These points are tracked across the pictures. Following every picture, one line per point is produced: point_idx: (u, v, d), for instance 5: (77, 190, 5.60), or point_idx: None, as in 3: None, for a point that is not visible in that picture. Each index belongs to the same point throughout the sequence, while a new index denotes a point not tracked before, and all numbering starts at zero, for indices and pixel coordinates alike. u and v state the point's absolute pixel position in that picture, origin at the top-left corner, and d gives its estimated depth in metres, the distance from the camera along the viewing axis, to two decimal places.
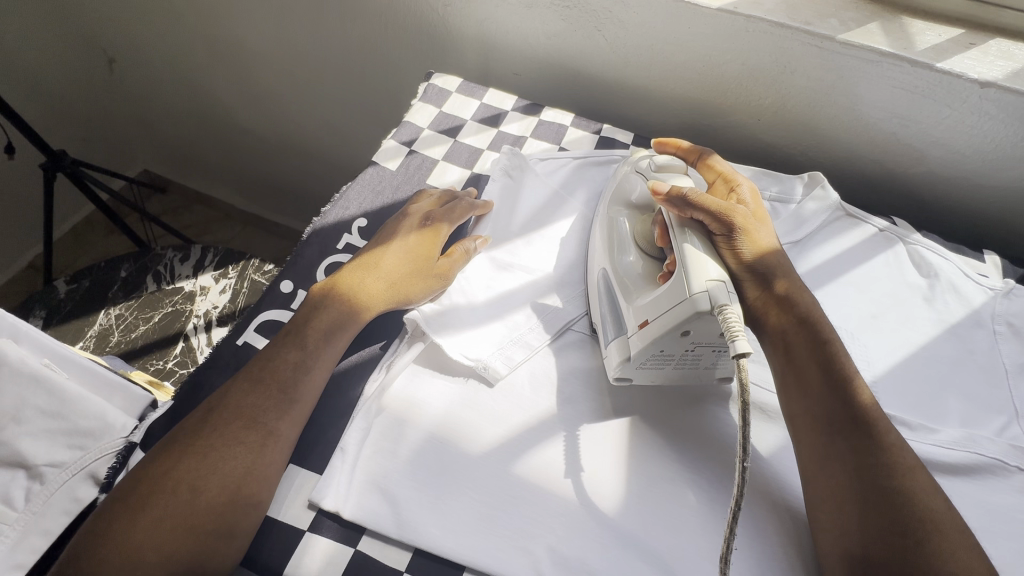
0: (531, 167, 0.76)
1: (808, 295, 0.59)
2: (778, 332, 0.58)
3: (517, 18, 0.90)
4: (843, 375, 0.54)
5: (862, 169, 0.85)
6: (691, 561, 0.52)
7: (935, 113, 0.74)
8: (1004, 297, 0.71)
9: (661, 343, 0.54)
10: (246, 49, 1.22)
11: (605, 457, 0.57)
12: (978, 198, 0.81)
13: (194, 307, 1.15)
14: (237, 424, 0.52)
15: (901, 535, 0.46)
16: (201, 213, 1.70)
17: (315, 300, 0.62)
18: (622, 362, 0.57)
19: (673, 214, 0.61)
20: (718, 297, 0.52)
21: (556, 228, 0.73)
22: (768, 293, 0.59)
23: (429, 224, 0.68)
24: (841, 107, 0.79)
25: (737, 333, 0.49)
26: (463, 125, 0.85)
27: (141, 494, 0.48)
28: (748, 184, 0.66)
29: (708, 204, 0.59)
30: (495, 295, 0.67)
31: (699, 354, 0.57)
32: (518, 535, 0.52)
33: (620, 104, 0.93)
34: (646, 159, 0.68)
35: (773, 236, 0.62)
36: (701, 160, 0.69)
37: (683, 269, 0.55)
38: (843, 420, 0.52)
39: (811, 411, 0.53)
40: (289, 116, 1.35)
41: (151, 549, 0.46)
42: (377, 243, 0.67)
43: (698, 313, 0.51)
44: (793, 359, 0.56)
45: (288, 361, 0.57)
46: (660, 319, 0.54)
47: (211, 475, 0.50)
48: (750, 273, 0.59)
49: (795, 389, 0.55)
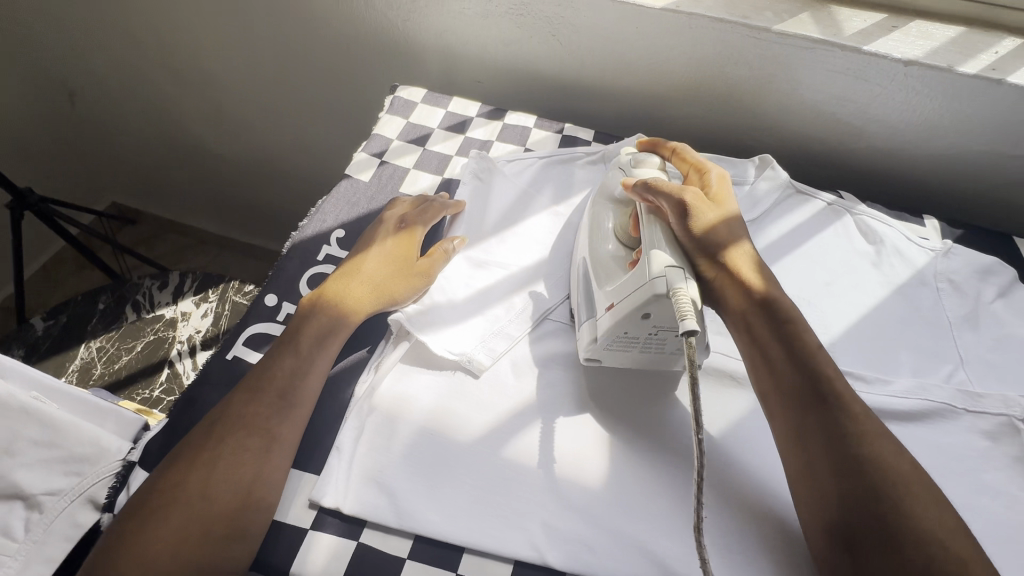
0: (499, 168, 0.80)
1: (769, 277, 0.63)
2: (744, 308, 0.61)
3: (475, 27, 0.93)
4: (806, 350, 0.57)
5: (809, 149, 0.91)
6: (672, 522, 0.56)
7: (867, 92, 0.80)
8: (943, 257, 0.77)
9: (626, 324, 0.58)
10: (212, 76, 1.24)
11: (588, 434, 0.60)
12: (915, 168, 0.87)
13: (177, 333, 1.16)
14: (242, 432, 0.54)
15: (874, 500, 0.48)
16: (175, 241, 1.69)
17: (303, 310, 0.65)
18: (591, 342, 0.61)
19: (641, 203, 0.66)
20: (674, 281, 0.55)
21: (527, 224, 0.77)
22: (728, 274, 0.62)
23: (411, 224, 0.71)
24: (784, 92, 0.84)
25: (686, 313, 0.52)
26: (430, 133, 0.88)
27: (153, 508, 0.50)
28: (717, 169, 0.70)
29: (667, 190, 0.64)
30: (474, 292, 0.70)
31: (663, 336, 0.59)
32: (512, 515, 0.55)
33: (580, 103, 0.98)
34: (626, 155, 0.72)
35: (736, 220, 0.66)
36: (675, 153, 0.73)
37: (646, 256, 0.58)
38: (808, 394, 0.55)
39: (783, 389, 0.56)
40: (258, 137, 1.36)
41: (167, 559, 0.47)
42: (358, 251, 0.70)
43: (655, 296, 0.55)
44: (757, 337, 0.60)
45: (284, 369, 0.59)
46: (624, 301, 0.58)
47: (222, 483, 0.51)
48: (706, 255, 0.63)
49: (764, 367, 0.58)
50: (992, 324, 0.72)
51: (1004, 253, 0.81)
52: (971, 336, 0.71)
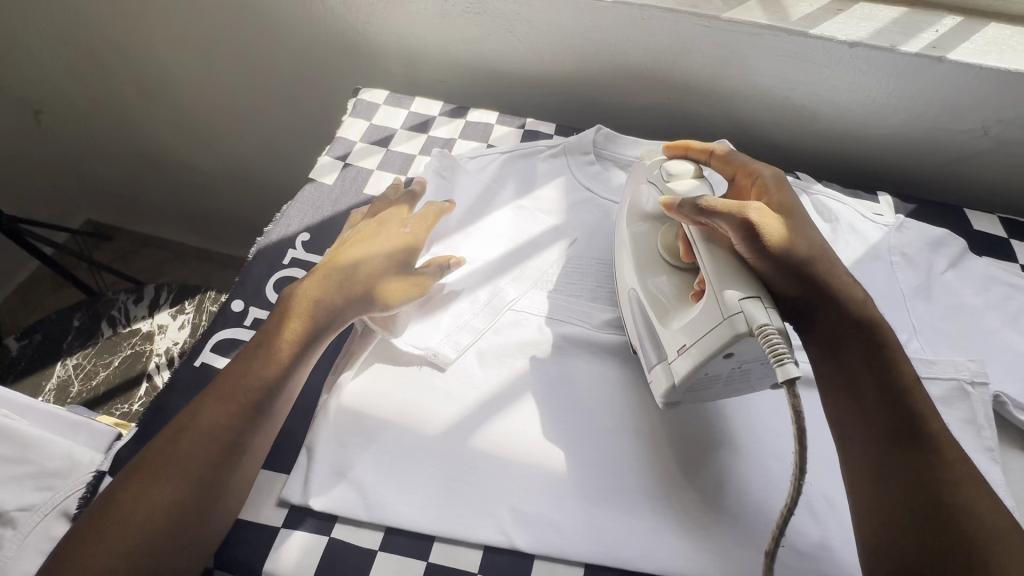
0: (462, 166, 0.81)
1: (854, 290, 0.57)
2: (822, 324, 0.57)
3: (434, 27, 0.94)
4: (897, 380, 0.53)
5: (765, 133, 0.93)
6: (639, 501, 0.57)
7: (817, 74, 0.82)
8: (897, 231, 0.79)
9: (706, 367, 0.52)
10: (177, 87, 1.24)
11: (555, 421, 0.62)
12: (868, 147, 0.90)
13: (155, 346, 1.16)
14: (216, 446, 0.54)
15: (956, 551, 0.45)
16: (153, 255, 1.69)
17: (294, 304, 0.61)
18: (669, 389, 0.56)
19: (691, 225, 0.59)
20: (755, 318, 0.50)
21: (491, 219, 0.78)
22: (811, 294, 0.57)
23: (408, 231, 0.68)
24: (737, 78, 0.86)
25: (784, 356, 0.47)
26: (393, 134, 0.89)
27: (117, 514, 0.50)
28: (771, 171, 0.65)
29: (723, 208, 0.56)
30: (440, 287, 0.70)
31: (746, 368, 0.55)
32: (481, 503, 0.56)
33: (543, 98, 0.99)
34: (657, 167, 0.68)
35: (806, 226, 0.60)
36: (717, 157, 0.69)
37: (716, 288, 0.54)
38: (900, 433, 0.51)
39: (873, 426, 0.52)
40: (229, 147, 1.36)
41: (127, 564, 0.48)
42: (363, 267, 0.64)
43: (737, 336, 0.50)
44: (845, 364, 0.56)
45: (262, 382, 0.57)
46: (700, 343, 0.52)
47: (189, 491, 0.52)
48: (784, 275, 0.57)
49: (851, 399, 0.54)
50: (943, 293, 0.74)
51: (955, 224, 0.84)
52: (925, 306, 0.73)
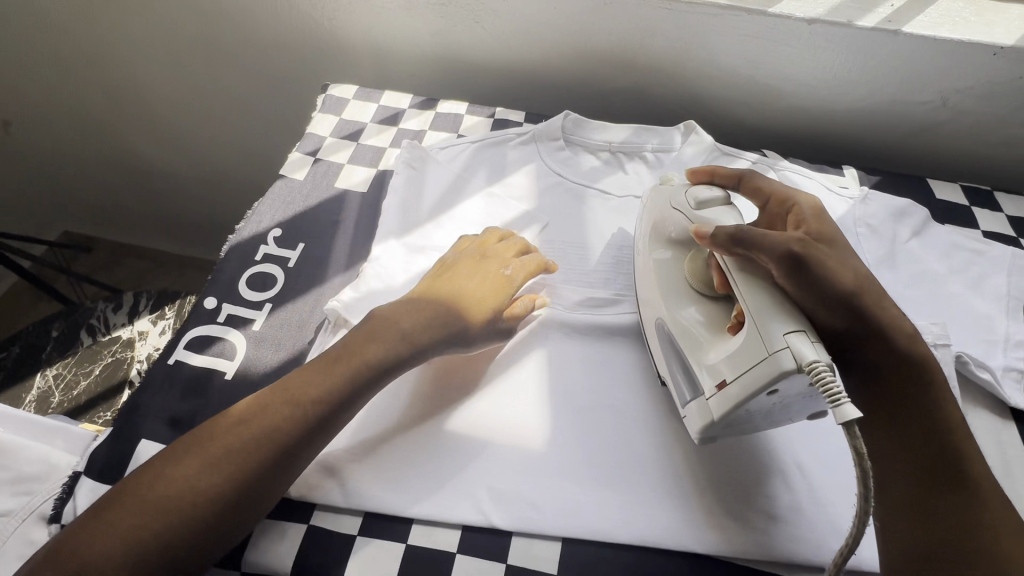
0: (432, 157, 0.81)
1: (907, 327, 0.55)
2: (868, 359, 0.55)
3: (400, 20, 0.94)
4: (943, 422, 0.52)
5: (732, 113, 0.94)
6: (615, 474, 0.58)
7: (779, 52, 0.83)
8: (862, 203, 0.80)
9: (748, 404, 0.50)
10: (147, 91, 1.23)
11: (529, 401, 0.63)
12: (833, 122, 0.91)
13: (136, 352, 1.15)
14: (247, 438, 0.51)
15: None
16: (135, 265, 1.64)
17: (349, 346, 0.58)
18: (707, 426, 0.54)
19: (725, 256, 0.56)
20: (803, 354, 0.47)
21: (463, 208, 0.78)
22: (859, 331, 0.54)
23: (508, 272, 0.65)
24: (701, 59, 0.87)
25: (840, 396, 0.45)
26: (363, 128, 0.89)
27: (147, 477, 0.50)
28: (806, 198, 0.61)
29: (764, 241, 0.54)
30: (412, 276, 0.71)
31: (788, 403, 0.53)
32: (458, 484, 0.57)
33: (513, 87, 1.00)
34: (683, 192, 0.66)
35: (854, 259, 0.57)
36: (744, 182, 0.65)
37: (756, 322, 0.51)
38: (944, 476, 0.51)
39: (919, 470, 0.52)
40: (204, 151, 1.35)
41: (134, 529, 0.47)
42: (374, 332, 0.59)
43: (784, 373, 0.47)
44: (894, 405, 0.54)
45: (304, 397, 0.54)
46: (742, 380, 0.50)
47: (209, 471, 0.50)
48: (830, 308, 0.53)
49: (899, 440, 0.53)
50: (908, 260, 0.76)
51: (919, 194, 0.85)
52: (891, 274, 0.75)
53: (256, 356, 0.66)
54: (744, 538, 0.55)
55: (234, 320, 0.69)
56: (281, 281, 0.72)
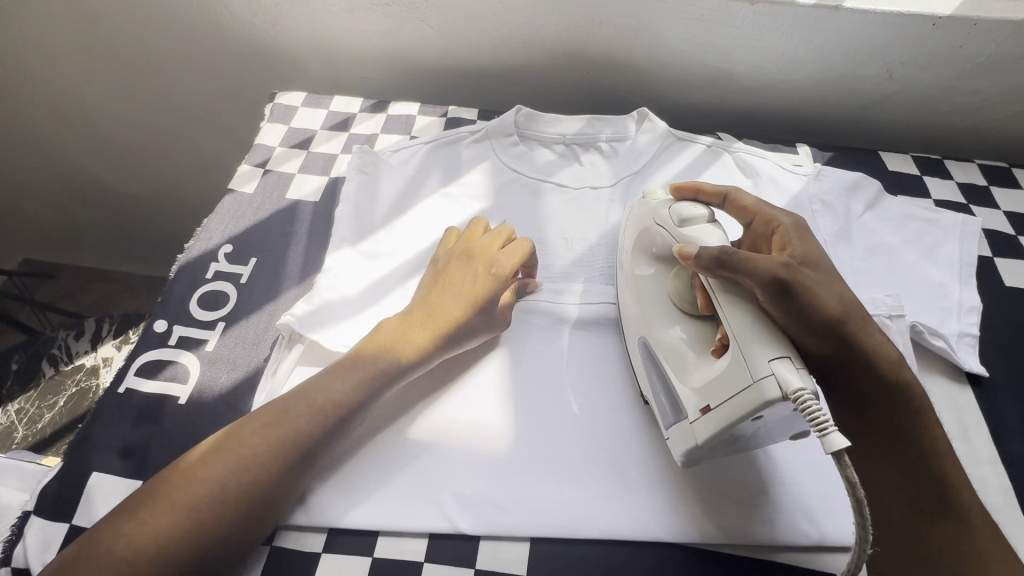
0: (384, 160, 0.79)
1: (890, 348, 0.54)
2: (851, 383, 0.54)
3: (345, 23, 0.92)
4: (926, 440, 0.52)
5: (686, 98, 0.94)
6: (580, 470, 0.58)
7: (727, 34, 0.83)
8: (815, 179, 0.80)
9: (732, 429, 0.50)
10: (92, 110, 1.18)
11: (492, 404, 0.62)
12: (785, 101, 0.92)
13: (101, 380, 1.12)
14: (269, 452, 0.52)
15: None
16: (100, 289, 1.54)
17: (343, 377, 0.57)
18: (691, 449, 0.53)
19: (710, 277, 0.55)
20: (788, 382, 0.46)
21: (417, 211, 0.77)
22: (844, 354, 0.53)
23: (494, 271, 0.63)
24: (651, 46, 0.87)
25: (827, 424, 0.42)
26: (314, 135, 0.87)
27: (162, 488, 0.49)
28: (791, 219, 0.60)
29: (749, 264, 0.52)
30: (368, 284, 0.70)
31: (771, 427, 0.52)
32: (424, 492, 0.56)
33: (466, 85, 0.98)
34: (666, 209, 0.64)
35: (839, 281, 0.56)
36: (729, 200, 0.65)
37: (739, 347, 0.50)
38: (931, 496, 0.51)
39: (907, 492, 0.52)
40: (156, 166, 1.31)
41: (155, 537, 0.46)
42: (378, 348, 0.59)
43: (768, 402, 0.46)
44: (886, 426, 0.53)
45: (319, 416, 0.54)
46: (727, 407, 0.49)
47: (230, 480, 0.50)
48: (816, 335, 0.52)
49: (891, 465, 0.52)
50: (863, 234, 0.77)
51: (872, 167, 0.86)
52: (846, 249, 0.75)
53: (210, 377, 0.64)
54: (712, 523, 0.55)
55: (185, 342, 0.67)
56: (233, 298, 0.71)
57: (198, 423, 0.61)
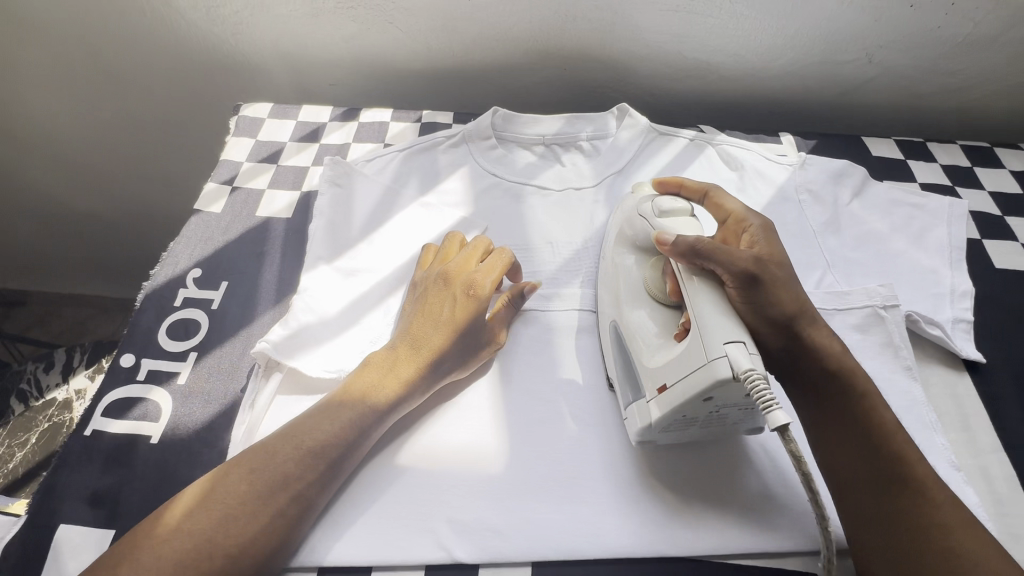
0: (357, 170, 0.76)
1: (839, 344, 0.55)
2: (805, 376, 0.54)
3: (309, 28, 0.88)
4: (882, 426, 0.51)
5: (665, 91, 0.92)
6: (578, 486, 0.56)
7: (704, 23, 0.81)
8: (800, 169, 0.79)
9: (685, 408, 0.50)
10: (46, 130, 1.13)
11: (483, 423, 0.60)
12: (766, 89, 0.90)
13: (75, 414, 1.07)
14: (256, 498, 0.49)
15: None
16: (73, 313, 1.47)
17: (326, 411, 0.54)
18: (645, 427, 0.54)
19: (681, 263, 0.55)
20: (740, 364, 0.46)
21: (394, 224, 0.73)
22: (795, 347, 0.54)
23: (473, 292, 0.60)
24: (628, 39, 0.84)
25: (771, 405, 0.45)
26: (282, 148, 0.84)
27: (144, 544, 0.46)
28: (757, 223, 0.58)
29: (721, 252, 0.52)
30: (347, 304, 0.66)
31: (725, 413, 0.52)
32: (418, 521, 0.54)
33: (440, 87, 0.95)
34: (648, 203, 0.63)
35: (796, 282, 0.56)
36: (708, 197, 0.63)
37: (700, 328, 0.50)
38: (896, 478, 0.50)
39: (863, 473, 0.51)
40: (117, 186, 1.24)
41: None
42: (363, 378, 0.57)
43: (719, 382, 0.47)
44: (836, 412, 0.53)
45: (308, 457, 0.51)
46: (681, 384, 0.50)
47: (218, 530, 0.47)
48: (767, 326, 0.53)
49: (844, 447, 0.52)
50: (851, 222, 0.75)
51: (857, 153, 0.85)
52: (835, 239, 0.74)
53: (183, 412, 0.61)
54: (717, 532, 0.54)
55: (156, 377, 0.63)
56: (205, 326, 0.67)
57: (173, 463, 0.57)
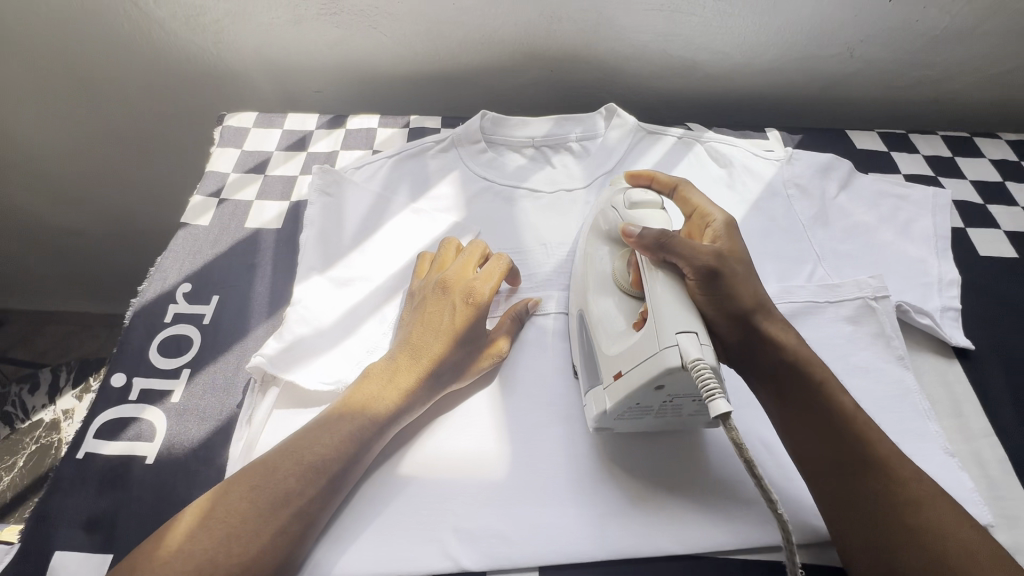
0: (346, 178, 0.75)
1: (793, 335, 0.56)
2: (763, 366, 0.55)
3: (292, 36, 0.87)
4: (839, 411, 0.52)
5: (652, 89, 0.93)
6: (581, 489, 0.56)
7: (688, 22, 0.82)
8: (787, 164, 0.80)
9: (635, 396, 0.51)
10: (21, 146, 1.10)
11: (484, 429, 0.60)
12: (750, 86, 0.91)
13: (63, 434, 1.04)
14: (256, 513, 0.48)
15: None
16: (55, 331, 1.43)
17: (325, 423, 0.54)
18: (598, 414, 0.54)
19: (645, 255, 0.55)
20: (687, 352, 0.47)
21: (387, 231, 0.73)
22: (749, 337, 0.55)
23: (473, 299, 0.60)
24: (614, 40, 0.85)
25: (714, 393, 0.44)
26: (269, 157, 0.82)
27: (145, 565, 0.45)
28: (721, 216, 0.59)
29: (682, 246, 0.53)
30: (342, 314, 0.66)
31: (678, 403, 0.53)
32: (422, 531, 0.53)
33: (427, 91, 0.95)
34: (620, 196, 0.63)
35: (753, 276, 0.57)
36: (678, 191, 0.64)
37: (655, 317, 0.50)
38: (854, 460, 0.50)
39: (814, 457, 0.52)
40: (97, 200, 1.21)
41: None
42: (365, 390, 0.56)
43: (667, 371, 0.47)
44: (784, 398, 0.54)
45: (310, 470, 0.51)
46: (634, 371, 0.50)
47: (221, 548, 0.46)
48: (724, 318, 0.54)
49: (802, 432, 0.53)
50: (839, 215, 0.76)
51: (842, 147, 0.86)
52: (824, 232, 0.75)
53: (178, 431, 0.60)
54: (720, 529, 0.54)
55: (148, 396, 0.62)
56: (197, 341, 0.66)
57: (170, 483, 0.56)
